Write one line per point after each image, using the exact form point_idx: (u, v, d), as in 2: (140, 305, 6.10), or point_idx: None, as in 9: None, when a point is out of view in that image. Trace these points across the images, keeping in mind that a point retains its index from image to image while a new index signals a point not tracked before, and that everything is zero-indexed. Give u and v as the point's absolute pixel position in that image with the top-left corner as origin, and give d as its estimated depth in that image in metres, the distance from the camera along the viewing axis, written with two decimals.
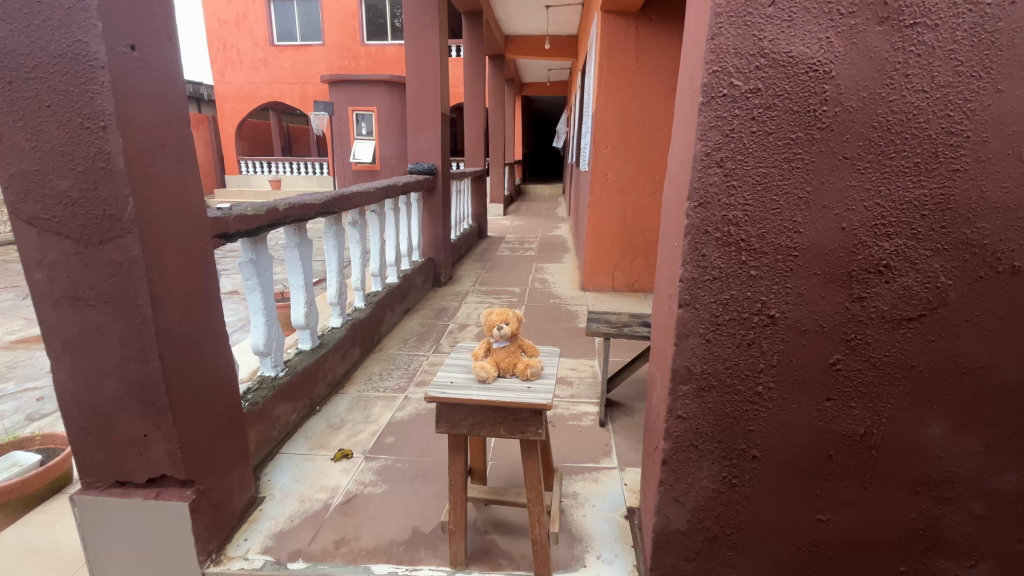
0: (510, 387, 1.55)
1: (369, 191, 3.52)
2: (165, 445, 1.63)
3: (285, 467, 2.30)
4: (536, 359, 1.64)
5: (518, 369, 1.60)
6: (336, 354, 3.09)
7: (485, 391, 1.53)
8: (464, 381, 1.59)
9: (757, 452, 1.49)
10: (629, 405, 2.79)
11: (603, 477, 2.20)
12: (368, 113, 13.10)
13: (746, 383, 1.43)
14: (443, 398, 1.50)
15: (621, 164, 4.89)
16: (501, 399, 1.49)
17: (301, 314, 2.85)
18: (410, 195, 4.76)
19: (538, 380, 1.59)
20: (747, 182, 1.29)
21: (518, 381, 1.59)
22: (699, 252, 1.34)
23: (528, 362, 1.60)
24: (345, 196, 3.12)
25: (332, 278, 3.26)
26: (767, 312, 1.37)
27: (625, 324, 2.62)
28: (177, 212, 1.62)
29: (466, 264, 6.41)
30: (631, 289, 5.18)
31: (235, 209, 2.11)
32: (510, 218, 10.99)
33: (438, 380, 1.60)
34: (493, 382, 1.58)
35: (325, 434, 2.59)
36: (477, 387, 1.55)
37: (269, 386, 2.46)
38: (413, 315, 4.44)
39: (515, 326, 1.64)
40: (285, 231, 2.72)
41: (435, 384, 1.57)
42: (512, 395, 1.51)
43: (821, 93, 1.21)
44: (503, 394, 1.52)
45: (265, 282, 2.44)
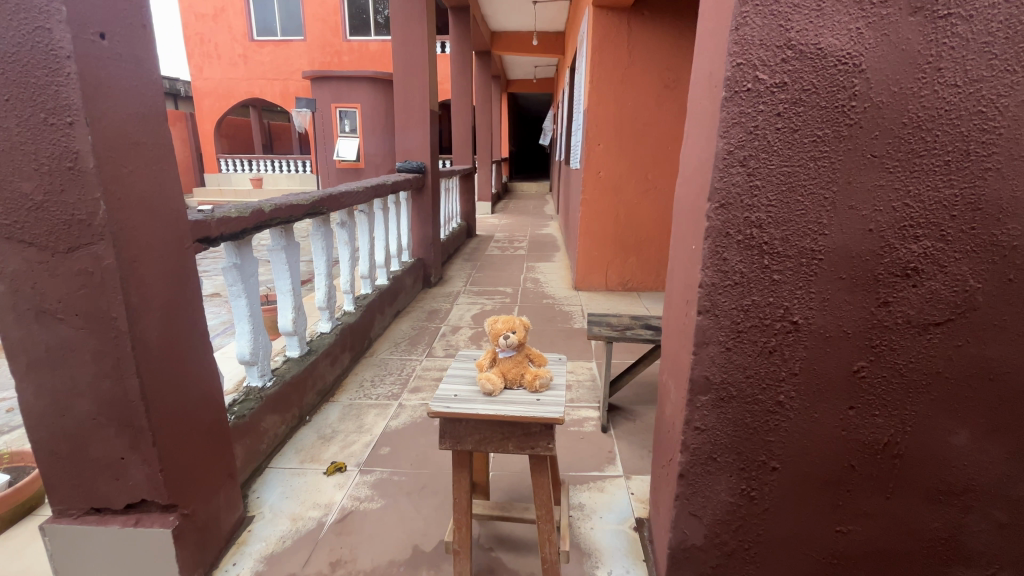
0: (518, 400, 1.46)
1: (358, 190, 3.40)
2: (145, 468, 1.51)
3: (276, 483, 2.19)
4: (546, 370, 1.56)
5: (526, 380, 1.52)
6: (326, 361, 2.97)
7: (492, 404, 1.44)
8: (469, 393, 1.50)
9: (777, 463, 1.42)
10: (631, 409, 2.73)
11: (609, 486, 2.13)
12: (351, 110, 12.86)
13: (768, 393, 1.36)
14: (448, 413, 1.41)
15: (615, 163, 4.83)
16: (510, 413, 1.40)
17: (289, 319, 2.72)
18: (399, 194, 4.63)
19: (548, 391, 1.51)
20: (771, 182, 1.22)
21: (526, 393, 1.50)
22: (720, 256, 1.27)
23: (536, 372, 1.52)
24: (332, 196, 3.00)
25: (321, 281, 3.13)
26: (790, 318, 1.31)
27: (627, 326, 2.55)
28: (154, 216, 1.49)
29: (456, 264, 6.30)
30: (625, 288, 5.14)
31: (217, 211, 1.99)
32: (499, 216, 10.88)
33: (441, 393, 1.50)
34: (499, 395, 1.49)
35: (316, 446, 2.47)
36: (484, 401, 1.46)
37: (256, 397, 2.34)
38: (404, 318, 4.32)
39: (522, 334, 1.55)
40: (271, 234, 2.58)
41: (438, 398, 1.48)
42: (521, 409, 1.41)
43: (850, 88, 1.15)
44: (512, 407, 1.43)
45: (250, 287, 2.31)
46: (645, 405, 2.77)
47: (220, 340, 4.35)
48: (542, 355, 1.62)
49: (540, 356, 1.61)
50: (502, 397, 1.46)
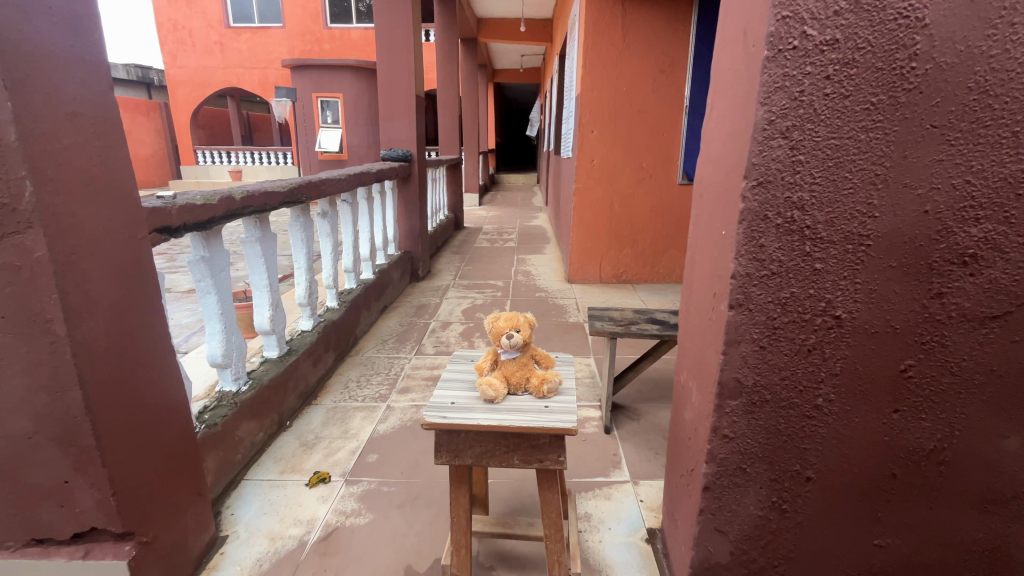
0: (525, 408, 1.29)
1: (341, 178, 3.17)
2: (94, 492, 1.31)
3: (252, 498, 1.99)
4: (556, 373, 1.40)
5: (532, 385, 1.35)
6: (308, 361, 2.77)
7: (494, 413, 1.26)
8: (467, 400, 1.32)
9: (812, 474, 1.28)
10: (634, 408, 2.59)
11: (616, 493, 1.98)
12: (334, 100, 12.52)
13: (805, 396, 1.22)
14: (446, 425, 1.23)
15: (609, 150, 4.67)
16: (515, 423, 1.23)
17: (265, 318, 2.51)
18: (383, 183, 4.40)
19: (556, 397, 1.34)
20: (817, 157, 1.06)
21: (532, 399, 1.33)
22: (756, 243, 1.11)
23: (544, 376, 1.35)
24: (313, 183, 2.78)
25: (300, 275, 2.91)
26: (832, 312, 1.16)
27: (631, 321, 2.39)
28: (98, 201, 1.28)
29: (444, 257, 6.09)
30: (619, 280, 4.99)
31: (180, 197, 1.78)
32: (487, 208, 10.67)
33: (434, 401, 1.33)
34: (502, 402, 1.32)
35: (297, 454, 2.28)
36: (485, 409, 1.28)
37: (229, 403, 2.14)
38: (391, 313, 4.12)
39: (528, 333, 1.39)
40: (244, 224, 2.36)
41: (432, 407, 1.30)
42: (527, 418, 1.24)
43: (910, 47, 1.00)
44: (517, 417, 1.26)
45: (221, 283, 2.10)
46: (649, 403, 2.63)
47: (193, 341, 4.09)
48: (551, 355, 1.47)
49: (549, 357, 1.45)
50: (506, 406, 1.29)
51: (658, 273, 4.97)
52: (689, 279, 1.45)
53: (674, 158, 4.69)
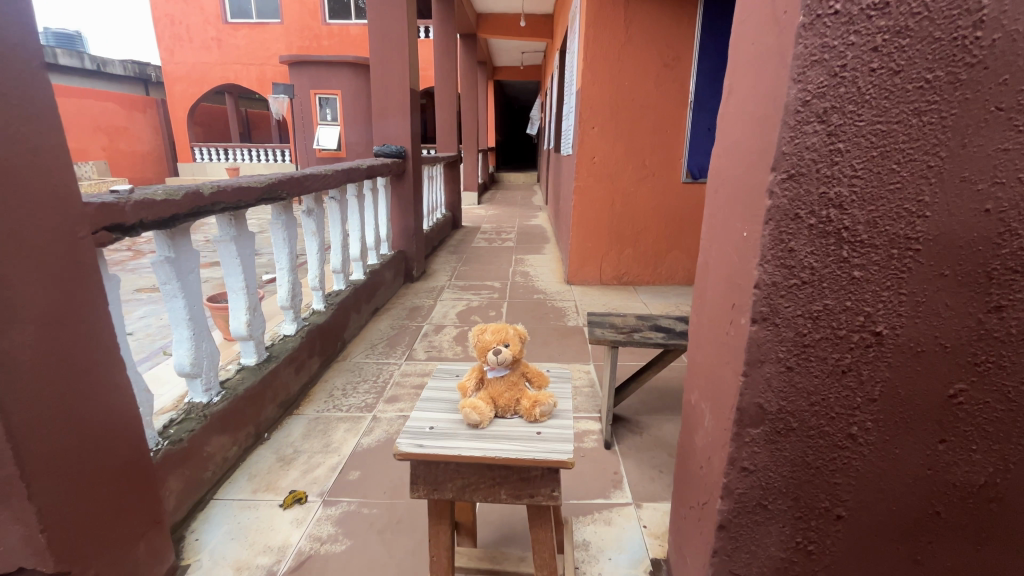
0: (513, 435, 1.12)
1: (327, 173, 3.01)
2: (19, 529, 1.15)
3: (221, 520, 1.83)
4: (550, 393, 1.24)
5: (522, 407, 1.19)
6: (289, 368, 2.61)
7: (479, 441, 1.10)
8: (447, 426, 1.16)
9: (843, 511, 1.12)
10: (636, 421, 2.42)
11: (617, 517, 1.81)
12: (332, 97, 12.36)
13: (837, 425, 1.05)
14: (421, 454, 1.07)
15: (610, 147, 4.50)
16: (501, 454, 1.06)
17: (242, 322, 2.35)
18: (375, 180, 4.23)
19: (550, 421, 1.18)
20: (859, 145, 0.89)
21: (522, 424, 1.17)
22: (785, 246, 0.94)
23: (535, 398, 1.18)
24: (295, 179, 2.61)
25: (282, 277, 2.74)
26: (872, 328, 0.99)
27: (633, 329, 2.22)
28: (21, 196, 1.12)
29: (440, 257, 5.93)
30: (620, 282, 4.82)
31: (138, 192, 1.61)
32: (486, 207, 10.51)
33: (410, 425, 1.16)
34: (487, 427, 1.15)
35: (273, 470, 2.11)
36: (468, 436, 1.12)
37: (198, 416, 1.97)
38: (382, 316, 3.95)
39: (518, 347, 1.23)
40: (218, 222, 2.19)
41: (407, 433, 1.13)
42: (516, 448, 1.08)
43: (975, 12, 0.83)
44: (504, 446, 1.09)
45: (189, 285, 1.94)
46: (652, 415, 2.47)
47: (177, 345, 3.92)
48: (544, 373, 1.31)
49: (541, 375, 1.29)
50: (493, 432, 1.13)
51: (661, 274, 4.80)
52: (700, 286, 1.28)
53: (677, 155, 4.53)
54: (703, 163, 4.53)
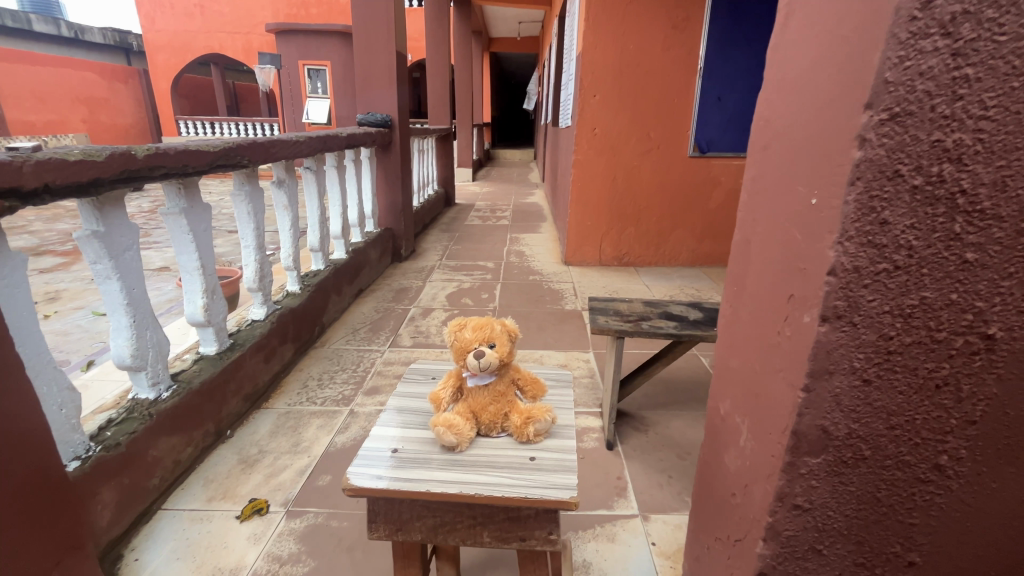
0: (500, 463, 0.89)
1: (300, 140, 2.69)
2: None
3: (167, 536, 1.59)
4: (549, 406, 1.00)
5: (512, 424, 0.94)
6: (257, 357, 2.34)
7: (454, 471, 0.86)
8: (415, 449, 0.92)
9: (917, 558, 0.88)
10: (641, 417, 2.19)
11: (622, 533, 1.59)
12: (322, 69, 11.83)
13: (921, 453, 0.80)
14: (379, 490, 0.83)
15: (612, 117, 4.18)
16: (482, 490, 0.82)
17: (198, 307, 2.07)
18: (358, 150, 3.90)
19: (546, 439, 0.94)
20: (994, 70, 0.63)
21: (509, 446, 0.93)
22: (877, 216, 0.68)
23: (529, 412, 0.94)
24: (259, 143, 2.30)
25: (247, 255, 2.45)
26: (983, 329, 0.73)
27: (641, 316, 1.96)
28: None
29: (431, 235, 5.63)
30: (621, 263, 4.55)
31: (45, 151, 1.32)
32: (480, 184, 10.15)
33: (368, 447, 0.92)
34: (465, 451, 0.91)
35: (232, 474, 1.87)
36: (441, 465, 0.88)
37: (142, 415, 1.71)
38: (367, 298, 3.68)
39: (508, 348, 0.98)
40: (164, 191, 1.90)
41: (362, 458, 0.89)
42: (502, 481, 0.84)
43: None
44: (486, 478, 0.85)
45: (125, 265, 1.65)
46: (657, 411, 2.23)
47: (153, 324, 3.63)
48: (539, 378, 1.07)
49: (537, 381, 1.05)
50: (473, 459, 0.89)
51: (663, 255, 4.53)
52: (738, 273, 1.02)
53: (685, 127, 4.21)
54: (711, 136, 4.24)
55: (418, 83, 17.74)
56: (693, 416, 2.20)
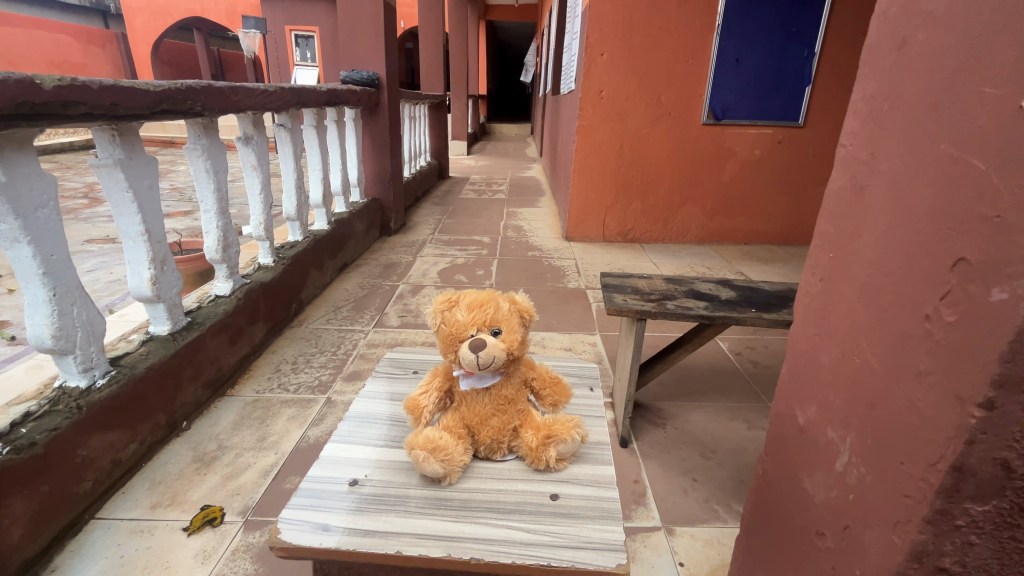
0: (483, 510, 0.90)
1: (270, 89, 2.34)
2: None
3: (98, 553, 1.33)
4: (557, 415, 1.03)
5: (527, 451, 0.98)
6: (220, 337, 2.05)
7: (433, 525, 0.86)
8: (389, 493, 0.93)
9: None
10: (657, 409, 1.93)
11: (644, 550, 1.33)
12: (311, 36, 11.24)
13: None
14: (369, 549, 0.83)
15: (621, 80, 3.84)
16: (459, 552, 0.82)
17: (143, 280, 1.76)
18: (341, 110, 3.53)
19: (556, 492, 0.94)
20: None
21: (513, 497, 0.93)
22: None
23: (541, 437, 0.97)
24: (220, 89, 1.95)
25: (208, 221, 2.12)
26: None
27: (664, 295, 1.69)
28: None
29: (423, 209, 5.28)
30: (626, 239, 4.25)
31: None
32: (475, 158, 9.70)
33: (333, 491, 0.94)
34: (448, 488, 0.94)
35: (185, 475, 1.60)
36: (419, 514, 0.89)
37: (68, 409, 1.41)
38: (352, 274, 3.38)
39: (512, 336, 0.97)
40: (96, 138, 1.56)
41: (318, 509, 0.90)
42: (486, 535, 0.84)
43: None
44: (485, 531, 0.86)
45: (37, 225, 1.34)
46: (675, 402, 1.98)
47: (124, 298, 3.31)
48: (544, 375, 1.08)
49: (545, 383, 1.07)
50: (462, 502, 0.91)
51: (670, 231, 4.24)
52: (838, 235, 0.73)
53: (699, 90, 3.87)
54: (727, 102, 3.89)
55: (411, 52, 16.97)
56: (715, 408, 1.95)
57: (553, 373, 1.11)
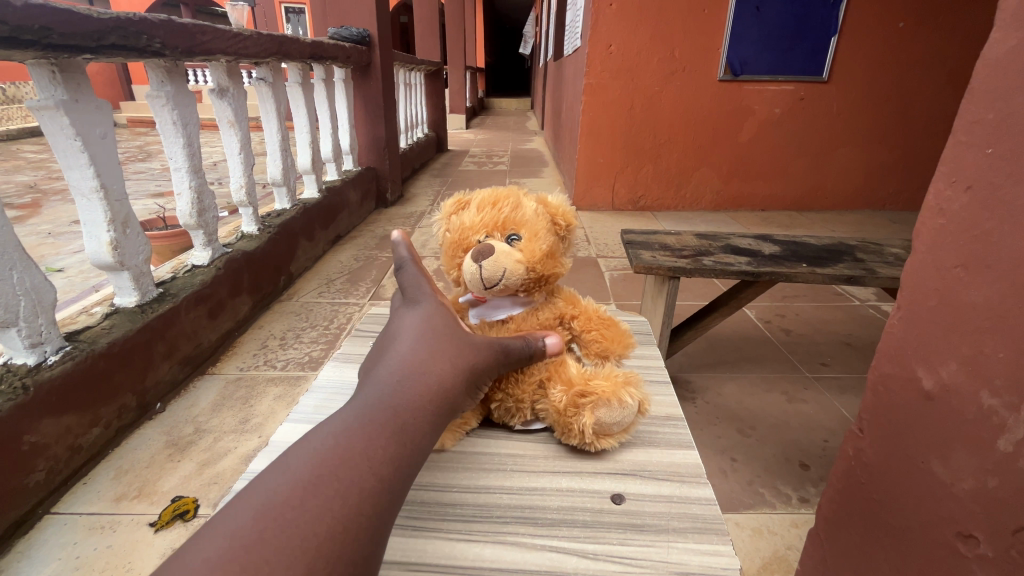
0: (522, 528, 0.77)
1: (242, 32, 2.08)
2: None
3: (50, 553, 1.16)
4: (601, 368, 0.92)
5: (554, 412, 0.88)
6: (198, 310, 1.84)
7: (442, 547, 0.74)
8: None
9: None
10: (685, 381, 1.74)
11: None
12: (302, 9, 10.80)
13: None
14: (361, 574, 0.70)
15: (632, 34, 3.54)
16: None
17: (103, 244, 1.55)
18: (329, 69, 3.26)
19: (631, 492, 0.83)
20: None
21: (553, 507, 0.80)
22: None
23: (569, 403, 0.85)
24: (182, 26, 1.70)
25: (179, 181, 1.89)
26: None
27: (697, 250, 1.47)
28: None
29: (421, 181, 5.02)
30: (636, 207, 4.01)
31: None
32: (474, 132, 9.34)
33: None
34: (457, 493, 0.83)
35: (156, 463, 1.42)
36: (419, 533, 0.76)
37: (12, 389, 1.21)
38: (346, 246, 3.16)
39: (533, 246, 0.87)
40: (33, 75, 1.33)
41: None
42: (513, 563, 0.71)
43: None
44: (524, 557, 0.72)
45: None
46: (705, 374, 1.78)
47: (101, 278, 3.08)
48: (589, 314, 0.98)
49: (599, 326, 0.97)
50: (500, 516, 0.79)
51: (683, 198, 3.99)
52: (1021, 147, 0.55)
53: (716, 42, 3.58)
54: (746, 55, 3.61)
55: (407, 27, 16.46)
56: (750, 380, 1.75)
57: (604, 316, 0.99)
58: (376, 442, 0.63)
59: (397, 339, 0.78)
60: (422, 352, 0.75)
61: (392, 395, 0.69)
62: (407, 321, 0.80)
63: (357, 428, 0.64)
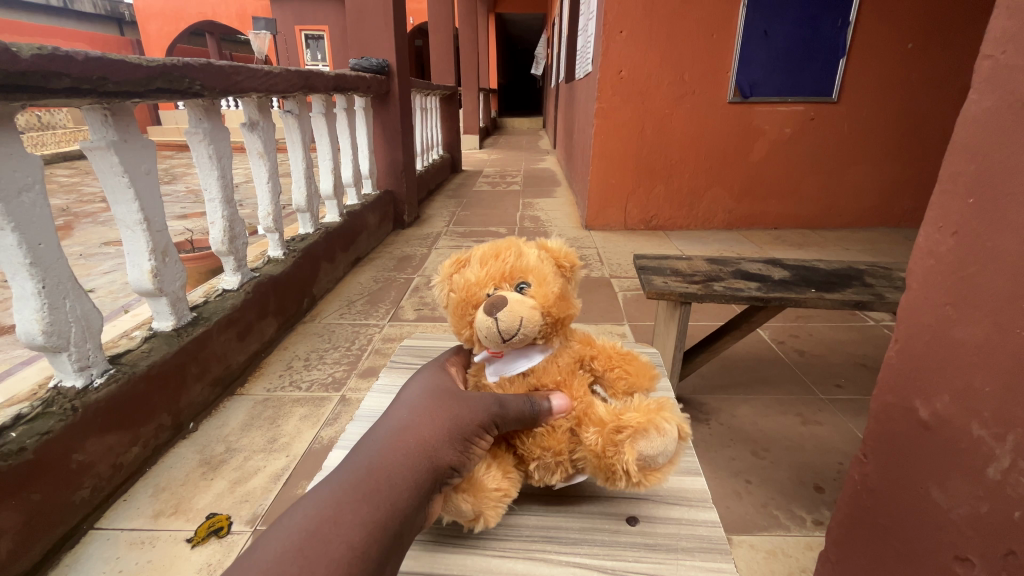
0: (552, 547, 0.82)
1: (271, 71, 2.21)
2: None
3: (94, 567, 1.23)
4: (633, 401, 0.88)
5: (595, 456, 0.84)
6: (228, 333, 1.93)
7: (479, 562, 0.80)
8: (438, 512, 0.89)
9: None
10: (698, 402, 1.77)
11: None
12: (321, 35, 11.17)
13: None
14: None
15: (642, 60, 3.64)
16: None
17: (144, 273, 1.65)
18: (350, 98, 3.40)
19: (651, 516, 0.87)
20: None
21: (578, 529, 0.85)
22: None
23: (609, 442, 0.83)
24: (218, 68, 1.82)
25: (213, 211, 2.00)
26: None
27: (710, 276, 1.51)
28: None
29: (436, 202, 5.14)
30: (648, 227, 4.06)
31: None
32: (487, 151, 9.50)
33: None
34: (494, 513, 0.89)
35: (191, 480, 1.49)
36: (461, 549, 0.82)
37: (63, 410, 1.29)
38: (364, 268, 3.26)
39: (543, 290, 0.91)
40: (87, 118, 1.44)
41: None
42: None
43: None
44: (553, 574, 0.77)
45: (23, 211, 1.22)
46: (719, 396, 1.81)
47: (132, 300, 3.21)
48: (607, 352, 1.01)
49: (620, 362, 0.99)
50: (532, 536, 0.84)
51: (695, 217, 4.03)
52: (999, 196, 0.61)
53: (725, 65, 3.66)
54: (755, 77, 3.68)
55: (420, 50, 16.89)
56: (764, 402, 1.77)
57: (621, 352, 1.02)
58: (350, 509, 0.67)
59: (391, 410, 0.83)
60: (413, 416, 0.80)
61: (381, 458, 0.74)
62: (403, 394, 0.87)
63: (337, 496, 0.68)
